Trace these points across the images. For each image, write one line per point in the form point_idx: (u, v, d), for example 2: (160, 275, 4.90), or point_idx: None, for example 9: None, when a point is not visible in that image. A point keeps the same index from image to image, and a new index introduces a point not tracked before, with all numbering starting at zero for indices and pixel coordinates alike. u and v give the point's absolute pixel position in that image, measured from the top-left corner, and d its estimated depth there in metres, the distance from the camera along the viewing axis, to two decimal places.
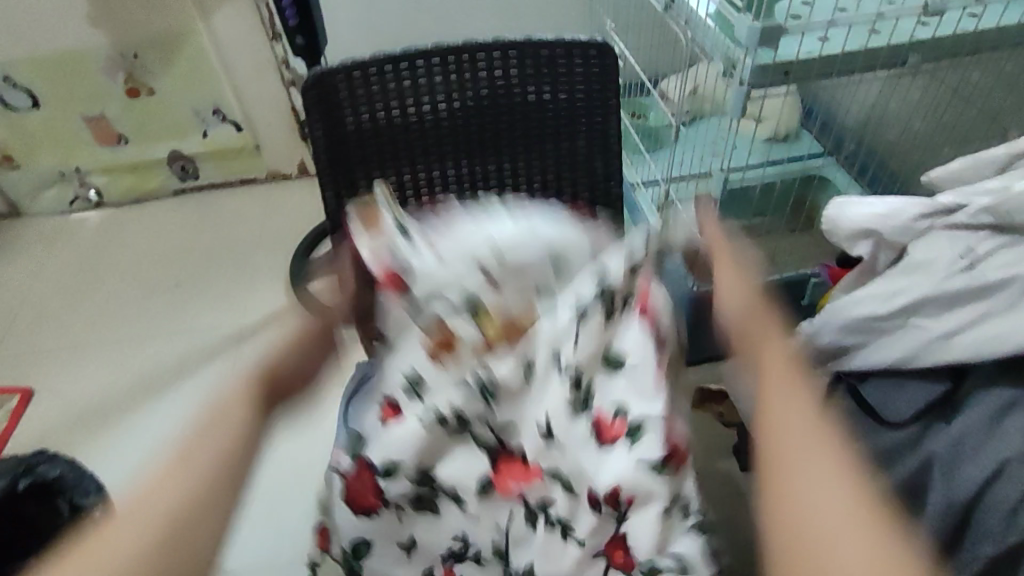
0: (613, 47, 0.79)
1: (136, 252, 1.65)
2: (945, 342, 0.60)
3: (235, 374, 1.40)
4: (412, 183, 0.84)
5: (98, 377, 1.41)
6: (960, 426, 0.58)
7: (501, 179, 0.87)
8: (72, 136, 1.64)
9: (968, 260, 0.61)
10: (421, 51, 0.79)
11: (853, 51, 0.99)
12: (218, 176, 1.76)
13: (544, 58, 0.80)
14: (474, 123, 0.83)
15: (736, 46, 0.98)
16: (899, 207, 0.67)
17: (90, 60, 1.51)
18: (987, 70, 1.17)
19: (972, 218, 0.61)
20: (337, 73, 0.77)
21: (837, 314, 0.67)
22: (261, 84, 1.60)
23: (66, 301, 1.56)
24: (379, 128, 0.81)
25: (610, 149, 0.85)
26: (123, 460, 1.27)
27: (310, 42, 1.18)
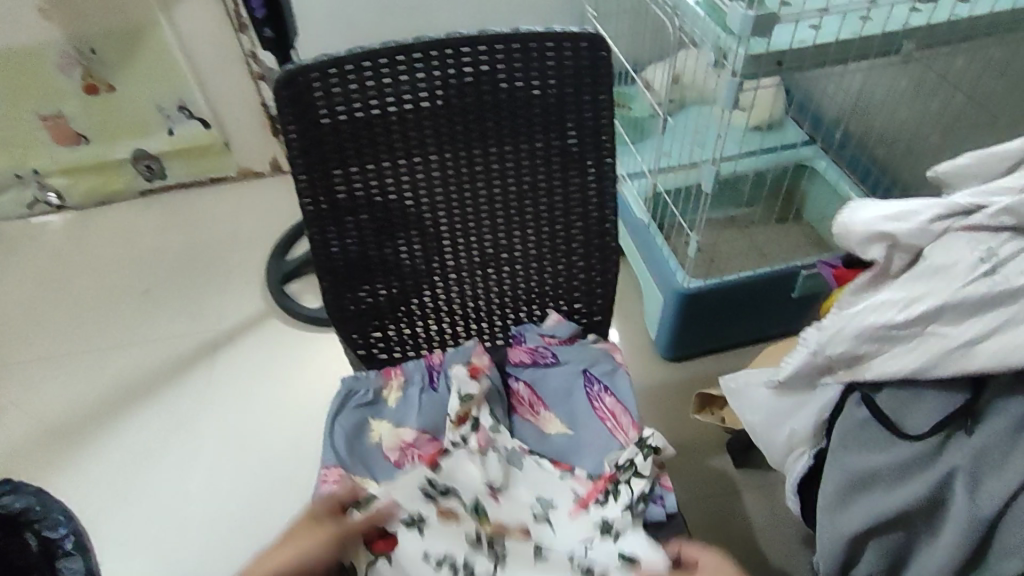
0: (605, 39, 0.75)
1: (101, 257, 1.58)
2: (967, 351, 0.57)
3: (210, 383, 1.35)
4: (394, 185, 0.80)
5: (66, 391, 1.35)
6: (981, 439, 0.57)
7: (488, 181, 0.82)
8: (28, 136, 1.56)
9: (989, 264, 0.57)
10: (401, 46, 0.74)
11: (846, 39, 0.96)
12: (186, 175, 1.69)
13: (532, 52, 0.75)
14: (458, 123, 0.78)
15: (728, 35, 0.95)
16: (914, 207, 0.64)
17: (44, 56, 1.43)
18: (973, 56, 1.14)
19: (993, 220, 0.58)
20: (311, 71, 0.72)
21: (851, 322, 0.63)
22: (229, 78, 1.53)
23: (27, 311, 1.49)
24: (358, 128, 0.76)
25: (602, 147, 0.80)
26: (96, 478, 1.22)
27: (279, 34, 1.11)
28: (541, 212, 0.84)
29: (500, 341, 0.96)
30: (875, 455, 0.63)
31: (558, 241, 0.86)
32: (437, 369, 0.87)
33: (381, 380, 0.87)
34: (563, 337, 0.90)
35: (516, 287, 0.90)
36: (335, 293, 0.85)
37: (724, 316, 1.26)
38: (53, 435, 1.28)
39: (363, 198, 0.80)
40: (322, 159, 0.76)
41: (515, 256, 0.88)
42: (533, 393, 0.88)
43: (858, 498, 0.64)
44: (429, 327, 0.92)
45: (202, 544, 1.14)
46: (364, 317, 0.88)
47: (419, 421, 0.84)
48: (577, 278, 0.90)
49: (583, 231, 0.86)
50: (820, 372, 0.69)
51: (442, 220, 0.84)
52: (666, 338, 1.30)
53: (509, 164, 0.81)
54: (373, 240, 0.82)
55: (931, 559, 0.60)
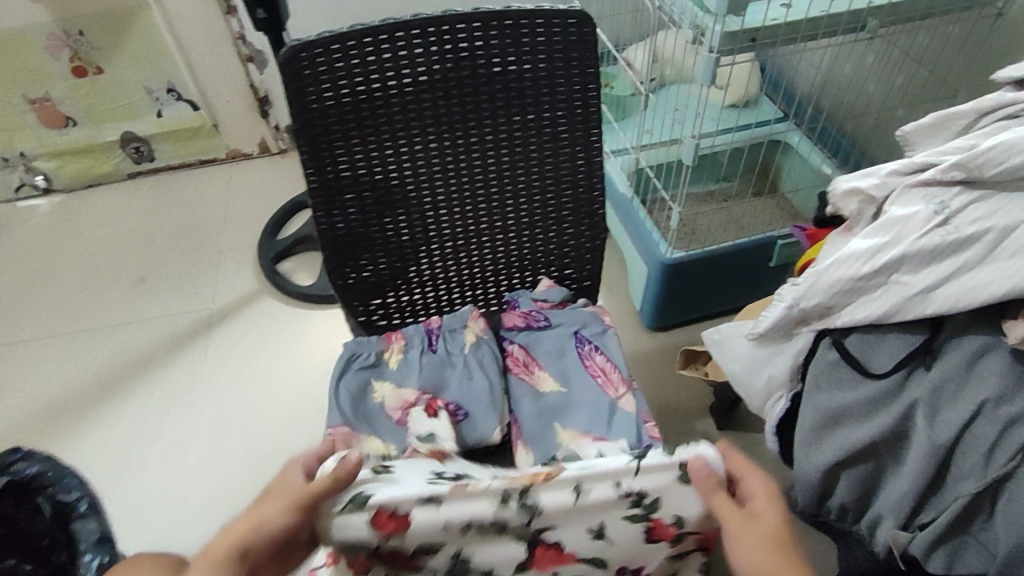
0: (589, 16, 0.79)
1: (92, 238, 1.60)
2: (923, 297, 0.63)
3: (208, 359, 1.38)
4: (394, 157, 0.84)
5: (64, 369, 1.37)
6: (938, 372, 0.63)
7: (483, 152, 0.86)
8: (17, 119, 1.57)
9: (943, 215, 0.63)
10: (400, 23, 0.78)
11: (816, 16, 1.01)
12: (174, 157, 1.70)
13: (524, 28, 0.80)
14: (455, 95, 0.82)
15: (706, 13, 1.00)
16: (880, 165, 0.71)
17: (31, 38, 1.44)
18: (933, 34, 1.20)
19: (943, 174, 0.64)
20: (315, 46, 0.76)
21: (823, 275, 0.69)
22: (216, 59, 1.55)
23: (22, 290, 1.51)
24: (358, 102, 0.80)
25: (588, 118, 0.85)
26: (98, 451, 1.25)
27: (273, 16, 1.14)
28: (533, 181, 0.89)
29: (494, 307, 1.01)
30: (844, 394, 0.69)
31: (549, 210, 0.91)
32: (436, 332, 0.93)
33: (382, 343, 0.92)
34: (555, 302, 0.96)
35: (509, 254, 0.95)
36: (337, 261, 0.89)
37: (703, 285, 1.32)
38: (54, 410, 1.31)
39: (364, 169, 0.84)
40: (325, 132, 0.80)
41: (509, 225, 0.92)
42: (527, 354, 0.93)
43: (831, 434, 0.70)
44: (428, 295, 0.97)
45: (204, 512, 1.17)
46: (366, 285, 0.93)
47: (420, 381, 0.88)
48: (567, 245, 0.95)
49: (572, 199, 0.91)
50: (795, 324, 0.74)
51: (440, 191, 0.88)
52: (650, 308, 1.36)
53: (502, 136, 0.86)
54: (374, 209, 0.87)
55: (898, 486, 0.66)
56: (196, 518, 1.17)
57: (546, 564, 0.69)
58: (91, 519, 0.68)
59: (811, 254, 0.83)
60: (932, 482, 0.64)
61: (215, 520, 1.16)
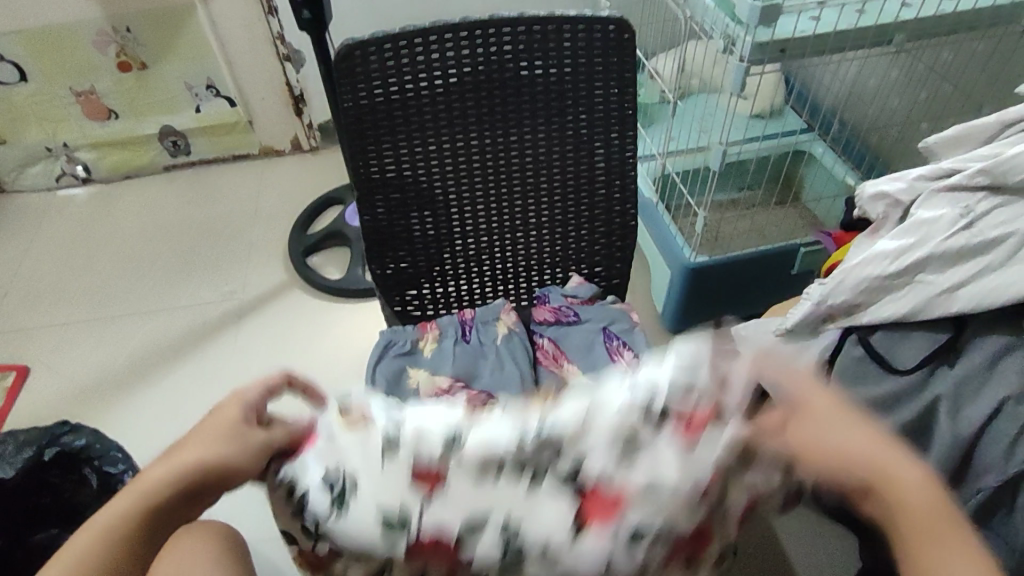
0: (630, 23, 0.83)
1: (126, 227, 1.65)
2: (947, 296, 0.67)
3: (236, 349, 1.42)
4: (436, 152, 0.88)
5: (96, 353, 1.41)
6: (962, 368, 0.67)
7: (521, 151, 0.90)
8: (61, 110, 1.62)
9: (967, 219, 0.67)
10: (448, 24, 0.82)
11: (844, 29, 1.04)
12: (210, 152, 1.75)
13: (566, 32, 0.83)
14: (497, 96, 0.86)
15: (737, 24, 1.04)
16: (907, 170, 0.75)
17: (81, 34, 1.50)
18: (958, 50, 1.23)
19: (970, 180, 0.67)
20: (367, 45, 0.80)
21: (849, 273, 0.73)
22: (255, 58, 1.59)
23: (58, 277, 1.56)
24: (405, 99, 0.84)
25: (625, 122, 0.88)
26: (128, 432, 1.29)
27: (317, 15, 1.17)
28: (568, 180, 0.92)
29: (524, 302, 1.04)
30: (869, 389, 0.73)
31: (582, 208, 0.95)
32: (470, 324, 0.97)
33: (418, 333, 0.96)
34: (584, 298, 0.99)
35: (541, 250, 0.99)
36: (378, 253, 0.93)
37: (724, 291, 1.35)
38: (87, 392, 1.35)
39: (408, 165, 0.87)
40: (373, 126, 0.84)
41: (542, 222, 0.96)
42: (556, 348, 0.96)
43: None
44: (461, 289, 1.01)
45: (230, 499, 1.21)
46: (404, 276, 0.97)
47: (455, 368, 0.92)
48: (598, 243, 0.98)
49: (605, 200, 0.94)
50: (822, 321, 0.78)
51: (479, 187, 0.91)
52: (673, 313, 1.38)
53: (540, 135, 0.89)
54: (415, 203, 0.90)
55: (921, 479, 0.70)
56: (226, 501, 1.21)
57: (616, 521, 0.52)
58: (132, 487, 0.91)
59: (837, 256, 0.86)
60: (955, 474, 0.67)
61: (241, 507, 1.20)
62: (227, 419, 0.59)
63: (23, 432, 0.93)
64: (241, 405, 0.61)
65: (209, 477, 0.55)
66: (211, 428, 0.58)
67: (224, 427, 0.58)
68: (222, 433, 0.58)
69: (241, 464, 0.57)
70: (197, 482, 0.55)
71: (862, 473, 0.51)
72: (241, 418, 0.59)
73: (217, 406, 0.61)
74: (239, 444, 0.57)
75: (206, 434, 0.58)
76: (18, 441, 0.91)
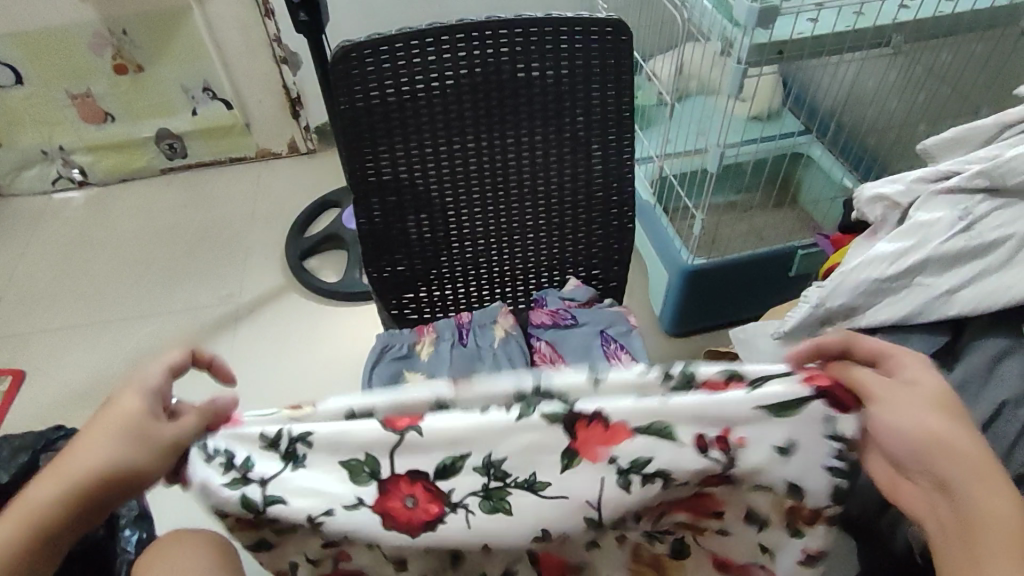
0: (627, 25, 0.82)
1: (123, 231, 1.64)
2: (947, 298, 0.66)
3: (233, 351, 1.41)
4: (433, 154, 0.87)
5: (92, 357, 1.41)
6: (958, 372, 0.66)
7: (518, 153, 0.89)
8: (57, 113, 1.62)
9: (966, 221, 0.67)
10: (444, 27, 0.81)
11: (842, 31, 1.04)
12: (207, 154, 1.75)
13: (563, 34, 0.83)
14: (494, 98, 0.86)
15: (734, 26, 1.03)
16: (906, 172, 0.75)
17: (77, 37, 1.49)
18: (957, 51, 1.22)
19: (968, 181, 0.68)
20: (363, 47, 0.79)
21: (848, 275, 0.72)
22: (251, 61, 1.59)
23: (54, 280, 1.55)
24: (402, 101, 0.83)
25: (622, 124, 0.88)
26: None
27: (314, 18, 1.17)
28: (566, 181, 0.92)
29: (521, 304, 1.04)
30: None
31: (579, 210, 0.94)
32: (467, 327, 0.96)
33: (414, 336, 0.96)
34: (582, 301, 0.98)
35: (537, 253, 0.98)
36: (374, 256, 0.93)
37: (722, 294, 1.35)
38: (83, 396, 1.34)
39: (404, 167, 0.87)
40: (369, 128, 0.83)
41: (539, 224, 0.95)
42: (553, 351, 0.96)
43: None
44: (458, 292, 1.00)
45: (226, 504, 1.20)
46: (400, 278, 0.96)
47: (451, 372, 0.92)
48: (595, 246, 0.98)
49: (602, 203, 0.94)
50: (820, 325, 0.76)
51: (476, 189, 0.91)
52: (671, 315, 1.38)
53: (537, 137, 0.89)
54: (412, 205, 0.90)
55: None
56: None
57: (598, 452, 0.58)
58: None
59: (835, 257, 0.86)
60: None
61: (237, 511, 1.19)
62: (118, 418, 0.53)
63: (16, 437, 0.92)
64: (142, 396, 0.54)
65: (122, 479, 0.52)
66: (98, 436, 0.52)
67: (120, 425, 0.53)
68: (116, 431, 0.53)
69: (148, 466, 0.53)
70: (88, 491, 0.52)
71: (940, 460, 0.50)
72: (140, 412, 0.54)
73: (114, 397, 0.54)
74: (138, 443, 0.53)
75: (92, 443, 0.52)
76: (12, 446, 0.90)
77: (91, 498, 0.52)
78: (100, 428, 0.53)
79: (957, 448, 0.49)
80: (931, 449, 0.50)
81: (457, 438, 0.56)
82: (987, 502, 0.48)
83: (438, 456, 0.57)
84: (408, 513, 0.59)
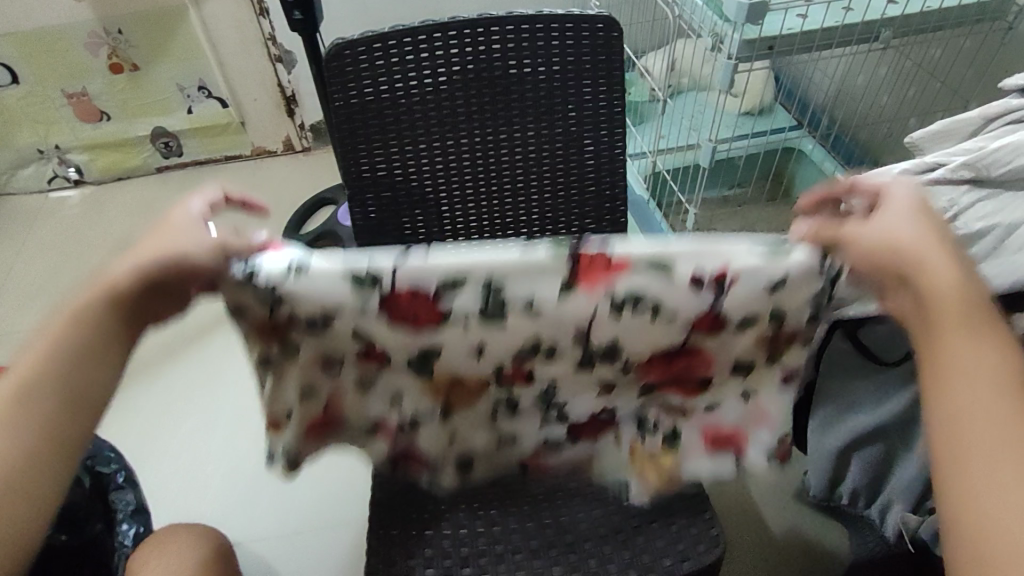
0: (618, 22, 0.84)
1: (120, 229, 1.65)
2: None
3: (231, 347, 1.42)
4: (427, 151, 0.88)
5: None
6: None
7: (511, 149, 0.90)
8: (53, 112, 1.63)
9: (952, 212, 0.68)
10: (437, 24, 0.82)
11: (831, 26, 1.05)
12: (202, 153, 1.76)
13: (554, 31, 0.84)
14: (486, 95, 0.87)
15: (725, 22, 1.05)
16: (891, 165, 0.75)
17: (72, 36, 1.50)
18: (946, 46, 1.23)
19: (953, 173, 0.69)
20: (357, 45, 0.81)
21: None
22: (246, 59, 1.59)
23: (52, 279, 1.56)
24: (396, 98, 0.84)
25: (614, 120, 0.89)
26: (122, 434, 1.29)
27: (308, 16, 1.17)
28: (559, 176, 0.93)
29: None
30: (860, 383, 0.78)
31: (572, 206, 0.95)
32: None
33: None
34: None
35: None
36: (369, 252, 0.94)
37: None
38: None
39: (399, 164, 0.88)
40: (364, 125, 0.85)
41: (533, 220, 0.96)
42: None
43: (846, 419, 0.82)
44: None
45: (225, 498, 1.21)
46: None
47: None
48: None
49: (595, 197, 0.95)
50: None
51: (469, 186, 0.92)
52: None
53: (530, 133, 0.90)
54: (406, 202, 0.91)
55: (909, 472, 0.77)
56: (220, 503, 1.20)
57: (596, 282, 0.55)
58: (127, 490, 0.81)
59: None
60: None
61: (237, 504, 1.20)
62: (178, 230, 0.53)
63: None
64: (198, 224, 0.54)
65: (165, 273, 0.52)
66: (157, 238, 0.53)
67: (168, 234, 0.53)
68: (167, 239, 0.53)
69: (194, 262, 0.52)
70: (134, 284, 0.52)
71: (900, 268, 0.49)
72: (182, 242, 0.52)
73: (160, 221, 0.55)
74: (191, 243, 0.53)
75: (152, 242, 0.53)
76: None
77: (133, 294, 0.52)
78: (160, 234, 0.53)
79: (926, 261, 0.48)
80: (901, 267, 0.49)
81: (461, 265, 0.54)
82: (973, 329, 0.45)
83: (436, 276, 0.54)
84: (410, 309, 0.56)
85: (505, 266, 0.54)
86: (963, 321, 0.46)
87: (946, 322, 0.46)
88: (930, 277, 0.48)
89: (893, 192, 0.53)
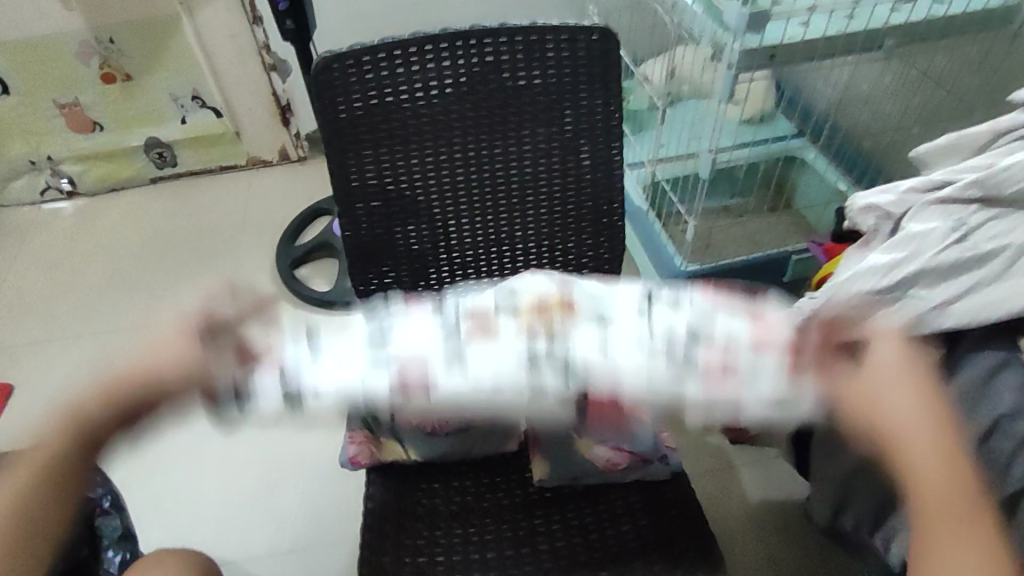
0: (614, 32, 0.81)
1: (114, 241, 1.63)
2: (940, 311, 0.66)
3: None
4: (419, 165, 0.86)
5: (82, 368, 1.40)
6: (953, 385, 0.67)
7: (505, 162, 0.88)
8: (46, 123, 1.61)
9: (959, 233, 0.66)
10: (428, 36, 0.80)
11: (834, 35, 1.03)
12: (197, 163, 1.74)
13: (549, 42, 0.82)
14: (480, 107, 0.84)
15: (725, 31, 1.02)
16: (896, 182, 0.74)
17: (64, 47, 1.48)
18: (951, 54, 1.20)
19: (961, 192, 0.67)
20: (346, 58, 0.79)
21: (839, 289, 0.71)
22: (240, 68, 1.58)
23: (44, 291, 1.54)
24: (386, 112, 0.82)
25: (611, 132, 0.87)
26: None
27: (300, 26, 1.15)
28: (554, 189, 0.91)
29: None
30: None
31: (568, 219, 0.93)
32: None
33: None
34: None
35: (527, 263, 0.97)
36: (361, 268, 0.91)
37: None
38: None
39: (391, 179, 0.86)
40: (354, 141, 0.82)
41: (529, 234, 0.94)
42: None
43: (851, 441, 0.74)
44: None
45: (217, 515, 1.19)
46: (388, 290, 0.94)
47: None
48: (585, 255, 0.96)
49: (592, 211, 0.92)
50: None
51: (463, 200, 0.90)
52: None
53: (524, 146, 0.87)
54: (399, 216, 0.88)
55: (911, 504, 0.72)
56: (212, 522, 1.18)
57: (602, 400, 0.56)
58: (113, 515, 0.82)
59: (828, 267, 0.85)
60: None
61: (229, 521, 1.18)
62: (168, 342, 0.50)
63: None
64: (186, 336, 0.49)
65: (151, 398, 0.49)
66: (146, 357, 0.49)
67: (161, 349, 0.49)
68: (160, 350, 0.49)
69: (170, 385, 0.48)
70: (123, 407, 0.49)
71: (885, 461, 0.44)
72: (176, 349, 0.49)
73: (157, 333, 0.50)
74: (173, 356, 0.48)
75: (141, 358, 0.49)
76: None
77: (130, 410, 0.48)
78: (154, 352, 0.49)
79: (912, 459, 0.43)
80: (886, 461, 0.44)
81: (474, 392, 0.54)
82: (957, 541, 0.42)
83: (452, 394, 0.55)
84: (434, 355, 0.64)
85: (515, 406, 0.55)
86: (949, 523, 0.42)
87: (934, 530, 0.43)
88: (914, 470, 0.43)
89: (878, 355, 0.45)
